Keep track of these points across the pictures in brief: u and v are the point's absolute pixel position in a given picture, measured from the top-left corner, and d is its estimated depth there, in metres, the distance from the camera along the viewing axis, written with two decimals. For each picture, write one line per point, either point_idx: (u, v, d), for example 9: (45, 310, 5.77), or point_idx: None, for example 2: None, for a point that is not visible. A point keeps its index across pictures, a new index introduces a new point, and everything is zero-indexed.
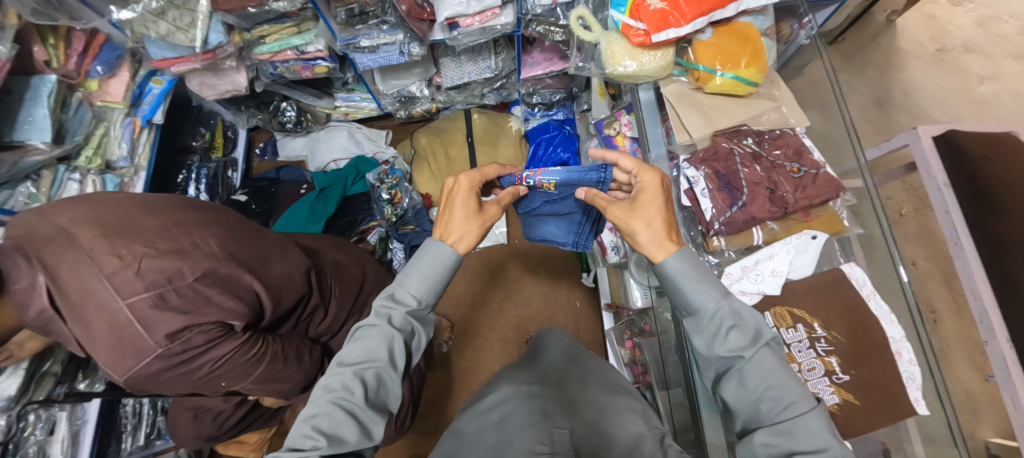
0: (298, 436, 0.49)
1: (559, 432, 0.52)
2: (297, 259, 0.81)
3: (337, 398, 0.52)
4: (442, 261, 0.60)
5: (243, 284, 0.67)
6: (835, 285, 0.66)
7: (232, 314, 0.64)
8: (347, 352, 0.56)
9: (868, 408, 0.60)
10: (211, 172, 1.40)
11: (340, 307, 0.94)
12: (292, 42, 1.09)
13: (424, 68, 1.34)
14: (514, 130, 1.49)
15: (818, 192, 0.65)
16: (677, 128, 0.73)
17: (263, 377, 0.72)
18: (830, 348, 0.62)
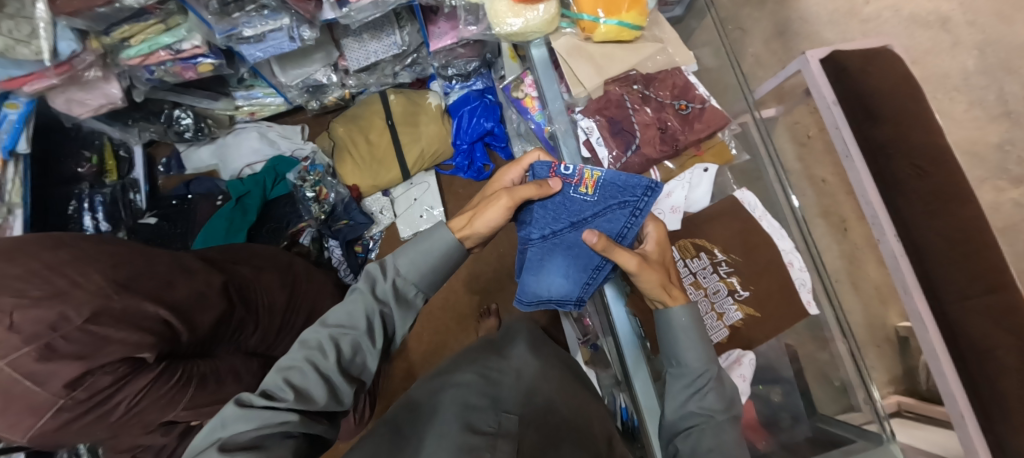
0: (270, 386, 0.50)
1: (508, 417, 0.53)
2: (206, 278, 0.76)
3: (311, 357, 0.52)
4: (444, 257, 0.61)
5: (145, 315, 0.62)
6: (729, 211, 0.77)
7: (140, 347, 0.59)
8: (331, 313, 0.57)
9: (766, 317, 0.72)
10: (109, 197, 1.27)
11: (272, 317, 0.89)
12: (162, 40, 1.00)
13: (326, 52, 1.26)
14: (434, 106, 1.42)
15: (703, 125, 0.68)
16: (571, 81, 0.73)
17: (200, 402, 0.67)
18: (730, 269, 0.75)
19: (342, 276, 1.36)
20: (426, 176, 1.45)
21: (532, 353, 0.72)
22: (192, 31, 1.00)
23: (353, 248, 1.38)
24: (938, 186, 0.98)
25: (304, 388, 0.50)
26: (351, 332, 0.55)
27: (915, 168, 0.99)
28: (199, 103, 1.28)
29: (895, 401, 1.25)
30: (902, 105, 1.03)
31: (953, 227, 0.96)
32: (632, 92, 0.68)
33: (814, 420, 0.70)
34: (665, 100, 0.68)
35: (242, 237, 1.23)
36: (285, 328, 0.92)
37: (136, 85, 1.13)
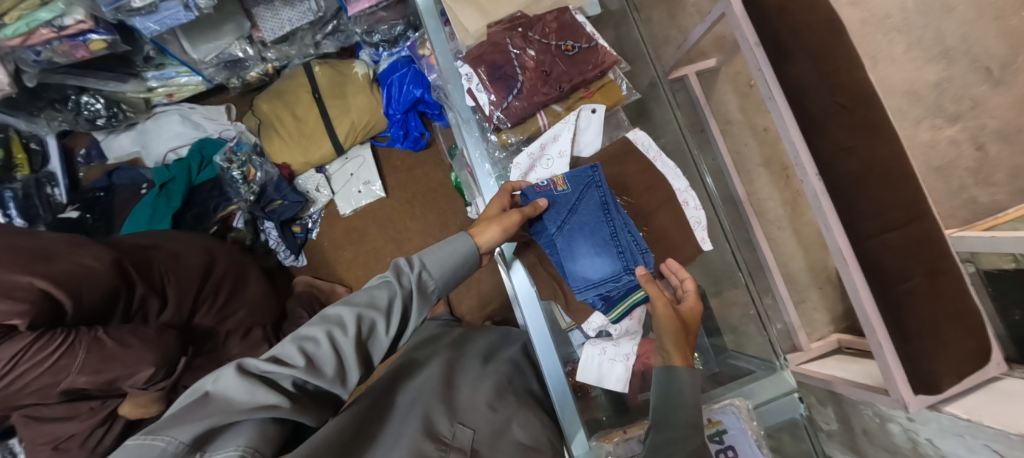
0: (282, 352, 0.44)
1: (463, 430, 0.55)
2: (97, 251, 0.73)
3: (330, 333, 0.46)
4: (473, 257, 0.57)
5: (17, 284, 0.61)
6: (621, 153, 0.70)
7: (9, 314, 0.59)
8: (355, 294, 0.50)
9: (659, 257, 0.67)
10: (21, 192, 1.21)
11: (185, 292, 0.86)
12: (40, 16, 0.92)
13: (236, 22, 1.19)
14: (361, 75, 1.36)
15: (589, 66, 0.65)
16: (455, 27, 0.69)
17: (97, 367, 0.67)
18: (623, 213, 0.68)
19: (283, 257, 1.36)
20: (362, 150, 1.41)
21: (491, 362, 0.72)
22: (72, 4, 0.93)
23: (291, 228, 1.35)
24: (866, 120, 0.95)
25: (313, 364, 0.44)
26: (372, 319, 0.49)
27: (835, 104, 0.96)
28: (103, 85, 1.20)
29: (835, 338, 1.25)
30: (821, 43, 0.97)
31: (877, 161, 0.93)
32: (515, 34, 0.65)
33: (722, 356, 0.76)
34: (550, 41, 0.65)
35: (166, 224, 1.17)
36: (201, 305, 0.90)
37: (24, 69, 1.03)
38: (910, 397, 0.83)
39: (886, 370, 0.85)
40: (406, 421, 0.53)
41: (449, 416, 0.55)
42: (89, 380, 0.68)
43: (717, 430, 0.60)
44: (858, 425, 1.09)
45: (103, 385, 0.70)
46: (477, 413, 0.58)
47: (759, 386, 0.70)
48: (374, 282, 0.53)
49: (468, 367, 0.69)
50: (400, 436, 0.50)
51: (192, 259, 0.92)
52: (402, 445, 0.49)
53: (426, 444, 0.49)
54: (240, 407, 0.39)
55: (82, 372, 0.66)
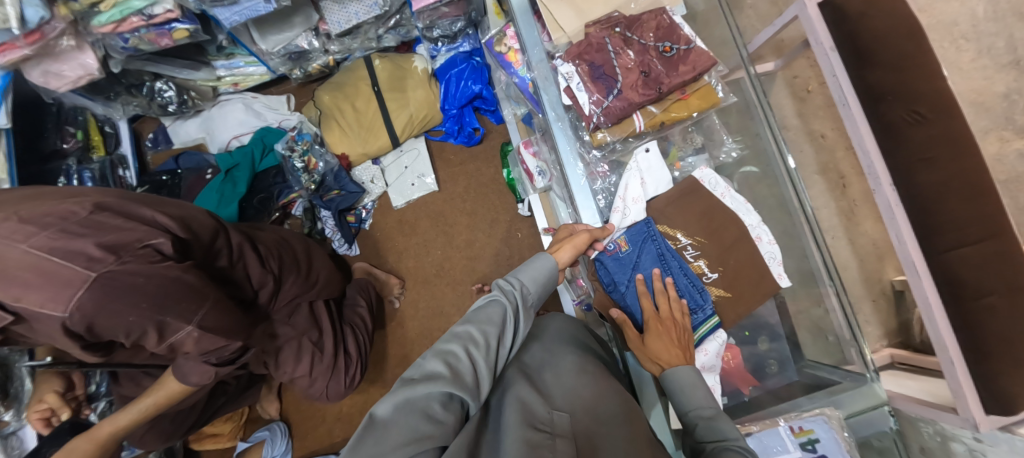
0: (427, 370, 0.52)
1: (559, 414, 0.57)
2: (190, 207, 0.72)
3: (466, 348, 0.55)
4: (557, 272, 0.70)
5: (145, 219, 0.60)
6: (690, 191, 0.75)
7: (152, 233, 0.58)
8: (471, 314, 0.61)
9: (738, 297, 0.70)
10: (97, 173, 1.27)
11: (271, 256, 0.87)
12: (133, 5, 0.97)
13: (305, 15, 1.22)
14: (421, 70, 1.39)
15: (688, 68, 0.64)
16: (551, 26, 0.71)
17: (211, 326, 0.64)
18: (697, 253, 0.72)
19: (337, 246, 1.38)
20: (416, 143, 1.43)
21: (569, 349, 0.74)
22: None
23: (346, 218, 1.38)
24: (946, 131, 0.92)
25: (456, 376, 0.52)
26: (493, 330, 0.58)
27: (915, 114, 0.93)
28: (179, 73, 1.25)
29: (889, 353, 1.24)
30: (899, 51, 0.95)
31: (956, 173, 0.91)
32: (614, 34, 0.66)
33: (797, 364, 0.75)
34: (648, 42, 0.66)
35: (233, 209, 1.22)
36: (289, 275, 0.92)
37: (112, 54, 1.09)
38: (981, 416, 0.81)
39: (954, 386, 0.84)
40: (503, 413, 0.57)
41: (545, 405, 0.58)
42: (197, 339, 0.63)
43: (808, 438, 0.60)
44: (915, 444, 1.07)
45: (198, 349, 0.66)
46: (566, 401, 0.61)
47: (850, 399, 0.67)
48: (483, 302, 0.63)
49: (540, 360, 0.72)
50: (506, 425, 0.53)
51: (268, 234, 0.93)
52: (510, 436, 0.51)
53: (533, 433, 0.52)
54: (408, 425, 0.46)
55: (199, 328, 0.62)
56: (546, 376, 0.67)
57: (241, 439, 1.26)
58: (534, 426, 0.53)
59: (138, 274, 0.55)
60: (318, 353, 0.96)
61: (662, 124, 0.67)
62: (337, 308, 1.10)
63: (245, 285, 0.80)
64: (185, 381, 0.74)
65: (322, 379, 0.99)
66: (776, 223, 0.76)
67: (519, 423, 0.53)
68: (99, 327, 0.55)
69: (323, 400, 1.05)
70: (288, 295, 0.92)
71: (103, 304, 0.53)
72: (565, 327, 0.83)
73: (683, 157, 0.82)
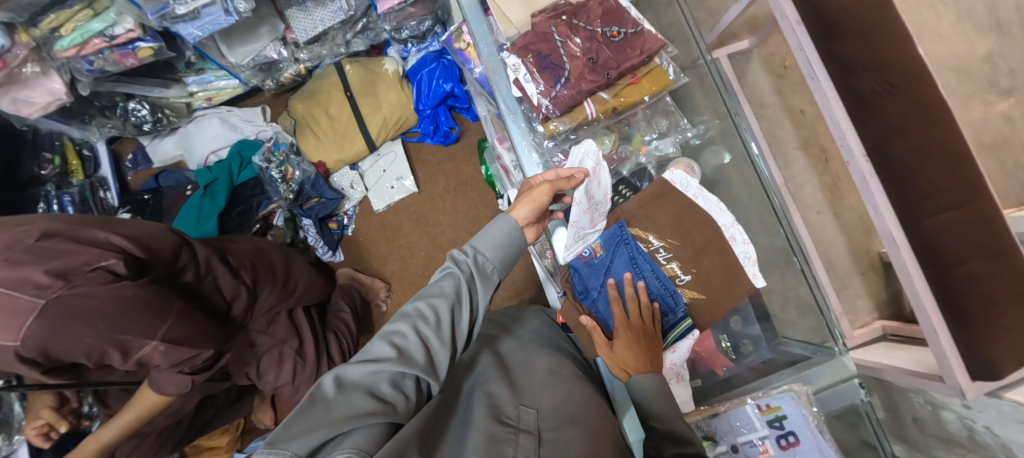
0: (373, 351, 0.50)
1: (526, 410, 0.57)
2: (148, 224, 0.72)
3: (415, 326, 0.52)
4: (520, 234, 0.61)
5: (97, 241, 0.62)
6: (661, 194, 0.71)
7: (101, 255, 0.59)
8: (427, 287, 0.57)
9: (712, 299, 0.66)
10: (77, 195, 1.27)
11: (242, 266, 0.88)
12: (93, 27, 0.98)
13: (271, 25, 1.22)
14: (391, 72, 1.38)
15: (635, 51, 0.64)
16: (499, 18, 0.70)
17: (177, 339, 0.65)
18: (670, 254, 0.68)
19: (321, 253, 1.39)
20: (393, 146, 1.44)
21: (540, 345, 0.75)
22: (121, 13, 0.98)
23: (328, 225, 1.38)
24: (916, 100, 0.91)
25: (402, 356, 0.49)
26: (445, 304, 0.54)
27: (885, 83, 0.92)
28: (150, 91, 1.25)
29: (880, 326, 1.22)
30: (864, 20, 0.94)
31: (930, 140, 0.89)
32: (560, 22, 0.66)
33: (773, 343, 0.74)
34: (596, 28, 0.65)
35: (213, 224, 1.21)
36: (264, 284, 0.92)
37: (79, 78, 1.09)
38: (967, 383, 0.79)
39: (941, 357, 0.82)
40: (470, 409, 0.56)
41: (513, 401, 0.58)
42: (165, 353, 0.65)
43: (776, 415, 0.60)
44: (907, 414, 1.06)
45: (168, 361, 0.67)
46: (535, 397, 0.61)
47: (818, 373, 0.67)
48: (439, 274, 0.58)
49: (514, 351, 0.72)
50: (473, 419, 0.53)
51: (241, 245, 0.93)
52: (473, 431, 0.51)
53: (497, 428, 0.52)
54: (345, 407, 0.44)
55: (164, 342, 0.64)
56: (516, 368, 0.67)
57: (237, 450, 1.27)
58: (498, 421, 0.53)
59: (91, 296, 0.56)
60: (300, 361, 0.95)
61: (614, 110, 0.67)
62: (320, 315, 1.10)
63: (216, 297, 0.80)
64: (161, 392, 0.75)
65: (306, 386, 0.98)
66: (744, 202, 0.75)
67: (484, 418, 0.53)
68: (57, 351, 0.57)
69: None
70: (266, 305, 0.93)
71: (56, 329, 0.55)
72: (543, 323, 0.83)
73: (648, 141, 0.81)
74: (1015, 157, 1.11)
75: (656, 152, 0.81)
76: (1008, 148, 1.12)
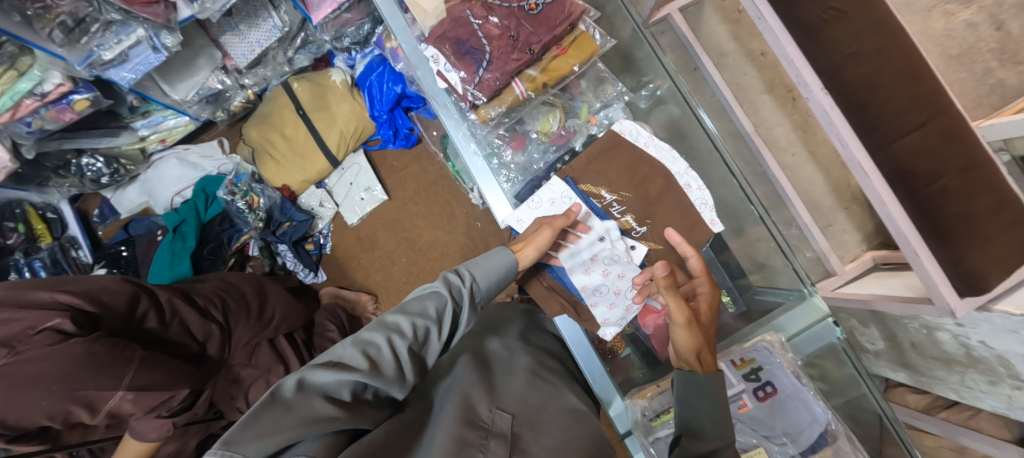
0: (342, 356, 0.46)
1: (501, 413, 0.55)
2: (104, 277, 0.72)
3: (392, 338, 0.48)
4: (512, 259, 0.60)
5: (42, 301, 0.63)
6: (612, 146, 0.68)
7: (43, 316, 0.60)
8: (411, 302, 0.53)
9: (669, 247, 0.65)
10: (48, 259, 1.26)
11: (210, 302, 0.87)
12: (21, 87, 0.95)
13: (207, 55, 1.19)
14: (339, 82, 1.35)
15: (557, 21, 0.62)
16: (414, 11, 0.68)
17: (143, 386, 0.65)
18: (623, 208, 0.66)
19: (303, 276, 1.38)
20: (356, 157, 1.42)
21: (516, 342, 0.73)
22: (47, 69, 0.96)
23: (304, 247, 1.37)
24: (870, 20, 0.86)
25: (375, 366, 0.46)
26: (426, 327, 0.52)
27: (831, 11, 0.88)
28: (99, 142, 1.23)
29: (869, 257, 1.20)
30: None
31: (889, 61, 0.86)
32: (474, 4, 0.63)
33: (748, 293, 0.74)
34: (512, 3, 0.62)
35: (187, 266, 1.19)
36: (237, 318, 0.92)
37: (21, 142, 1.06)
38: (955, 301, 0.75)
39: (925, 278, 0.78)
40: (443, 406, 0.55)
41: (489, 402, 0.57)
42: (134, 402, 0.65)
43: (751, 368, 0.60)
44: (905, 340, 1.05)
45: (142, 409, 0.67)
46: (512, 397, 0.60)
47: (794, 317, 0.69)
48: (423, 292, 0.55)
49: (491, 351, 0.71)
50: (443, 421, 0.52)
51: (206, 284, 0.92)
52: (439, 435, 0.49)
53: (467, 431, 0.50)
54: (304, 414, 0.40)
55: (130, 391, 0.64)
56: (490, 365, 0.66)
57: None
58: (473, 422, 0.52)
59: (39, 359, 0.58)
60: None
61: (545, 86, 0.65)
62: (305, 338, 1.09)
63: (186, 340, 0.79)
64: (143, 440, 0.74)
65: None
66: (700, 158, 0.73)
67: (452, 420, 0.51)
68: (16, 417, 0.58)
69: None
70: (243, 339, 0.92)
71: (14, 393, 0.57)
72: (516, 316, 0.82)
73: (596, 111, 0.78)
74: (983, 64, 1.09)
75: (607, 121, 0.77)
76: (976, 56, 1.09)
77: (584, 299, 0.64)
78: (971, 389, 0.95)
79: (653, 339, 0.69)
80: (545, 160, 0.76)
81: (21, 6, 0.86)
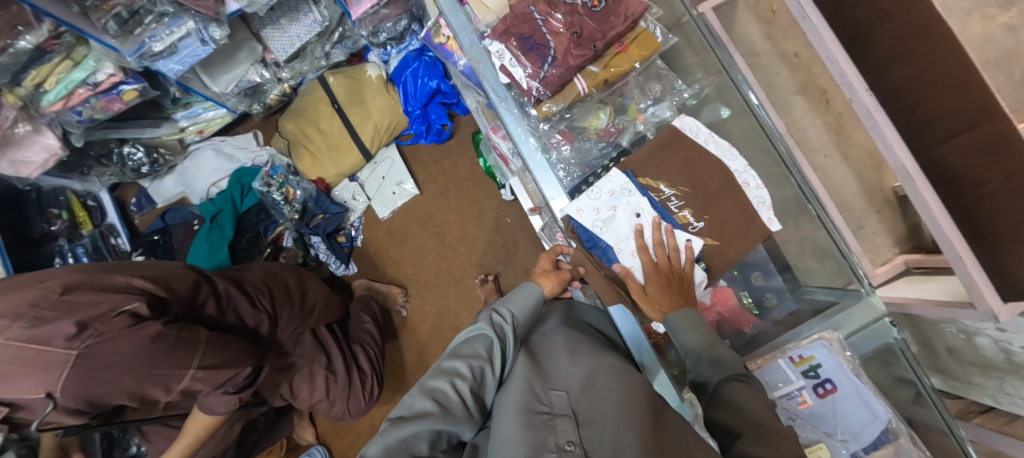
0: (415, 408, 0.53)
1: (557, 394, 0.55)
2: (169, 264, 0.75)
3: (453, 382, 0.56)
4: (532, 290, 0.75)
5: (119, 285, 0.65)
6: (671, 140, 0.69)
7: (123, 299, 0.61)
8: (461, 347, 0.62)
9: (726, 243, 0.66)
10: (90, 246, 1.29)
11: (261, 291, 0.89)
12: (75, 77, 0.98)
13: (248, 48, 1.21)
14: (375, 77, 1.37)
15: (619, 18, 0.62)
16: (474, 6, 0.69)
17: (212, 364, 0.67)
18: (681, 203, 0.67)
19: (335, 268, 1.39)
20: (388, 152, 1.43)
21: (560, 328, 0.74)
22: (100, 59, 0.98)
23: (336, 239, 1.39)
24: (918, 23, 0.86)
25: (445, 410, 0.53)
26: (480, 364, 0.59)
27: (878, 12, 0.88)
28: (142, 132, 1.25)
29: (902, 260, 1.19)
30: None
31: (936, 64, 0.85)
32: (538, 1, 0.64)
33: (797, 292, 0.74)
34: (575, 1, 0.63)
35: (225, 255, 1.21)
36: (283, 307, 0.93)
37: (70, 130, 1.09)
38: (999, 306, 0.74)
39: (968, 283, 0.78)
40: (505, 397, 0.56)
41: (543, 385, 0.57)
42: (205, 379, 0.67)
43: (810, 365, 0.60)
44: (940, 345, 1.05)
45: (211, 386, 0.69)
46: (562, 378, 0.59)
47: (848, 316, 0.67)
48: (471, 336, 0.64)
49: (538, 340, 0.72)
50: (506, 410, 0.53)
51: (255, 273, 0.94)
52: (506, 423, 0.51)
53: (530, 417, 0.51)
54: None
55: (201, 369, 0.66)
56: (544, 350, 0.67)
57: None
58: (534, 410, 0.52)
59: (118, 339, 0.59)
60: (332, 376, 0.99)
61: (605, 82, 0.66)
62: (342, 329, 1.11)
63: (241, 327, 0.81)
64: (212, 413, 0.76)
65: (341, 399, 1.02)
66: (749, 155, 0.72)
67: (514, 408, 0.53)
68: (99, 396, 0.61)
69: (347, 419, 1.08)
70: (289, 327, 0.94)
71: (94, 373, 0.59)
72: (569, 311, 0.81)
73: (643, 109, 0.78)
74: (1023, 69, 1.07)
75: (654, 118, 0.78)
76: (1016, 60, 1.07)
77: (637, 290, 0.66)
78: (1009, 396, 0.94)
79: None
80: (599, 155, 0.77)
81: None
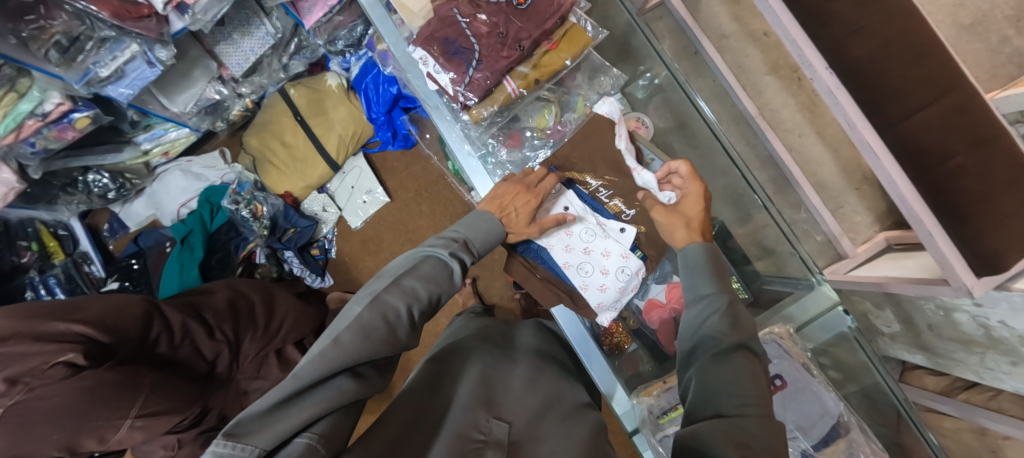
0: (360, 325, 0.44)
1: (498, 423, 0.53)
2: (123, 296, 0.76)
3: (410, 306, 0.48)
4: (499, 224, 0.59)
5: (57, 332, 0.65)
6: (599, 131, 0.69)
7: (57, 351, 0.63)
8: (420, 264, 0.51)
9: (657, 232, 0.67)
10: (62, 275, 1.28)
11: (220, 317, 0.88)
12: (22, 109, 0.96)
13: (203, 66, 1.19)
14: (335, 86, 1.35)
15: (546, 15, 0.60)
16: (401, 13, 0.67)
17: (150, 412, 0.72)
18: (610, 192, 0.68)
19: (310, 281, 1.38)
20: (356, 161, 1.42)
21: (526, 355, 0.72)
22: (46, 89, 0.97)
23: (310, 252, 1.37)
24: None
25: (391, 333, 0.46)
26: (439, 293, 0.52)
27: None
28: (103, 158, 1.24)
29: (881, 237, 1.16)
30: None
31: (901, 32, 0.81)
32: (461, 2, 0.62)
33: (757, 283, 0.74)
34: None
35: (196, 276, 1.20)
36: (246, 332, 0.92)
37: (26, 163, 1.07)
38: (972, 281, 0.72)
39: (939, 257, 0.75)
40: (453, 414, 0.53)
41: (486, 412, 0.54)
42: (141, 428, 0.72)
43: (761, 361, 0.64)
44: (920, 322, 1.03)
45: (150, 434, 0.74)
46: (509, 408, 0.57)
47: (803, 307, 0.68)
48: (431, 254, 0.53)
49: (500, 358, 0.69)
50: (439, 435, 0.50)
51: (216, 296, 0.93)
52: (438, 445, 0.47)
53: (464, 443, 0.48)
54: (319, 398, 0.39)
55: (138, 418, 0.70)
56: (500, 373, 0.64)
57: None
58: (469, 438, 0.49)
59: (51, 395, 0.62)
60: None
61: (537, 82, 0.64)
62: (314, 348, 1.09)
63: (196, 360, 0.82)
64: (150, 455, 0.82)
65: None
66: None
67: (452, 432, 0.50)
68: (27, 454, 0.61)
69: None
70: (251, 352, 0.93)
71: (23, 432, 0.60)
72: (537, 336, 0.79)
73: (593, 103, 0.77)
74: (998, 32, 0.98)
75: None
76: (990, 24, 0.98)
77: (576, 286, 0.67)
78: (991, 371, 0.92)
79: (659, 333, 0.70)
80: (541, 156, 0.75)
81: (16, 29, 0.85)
